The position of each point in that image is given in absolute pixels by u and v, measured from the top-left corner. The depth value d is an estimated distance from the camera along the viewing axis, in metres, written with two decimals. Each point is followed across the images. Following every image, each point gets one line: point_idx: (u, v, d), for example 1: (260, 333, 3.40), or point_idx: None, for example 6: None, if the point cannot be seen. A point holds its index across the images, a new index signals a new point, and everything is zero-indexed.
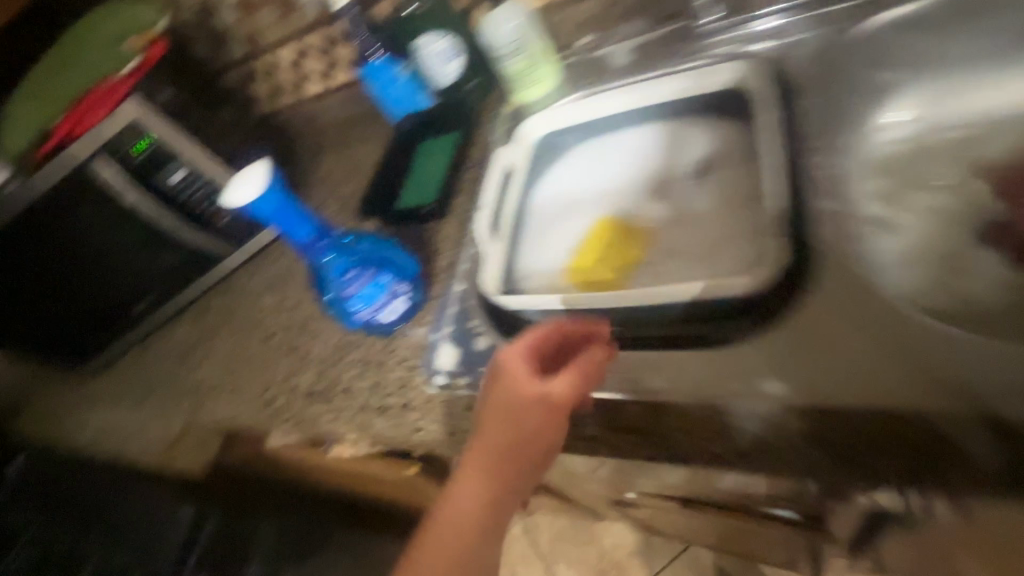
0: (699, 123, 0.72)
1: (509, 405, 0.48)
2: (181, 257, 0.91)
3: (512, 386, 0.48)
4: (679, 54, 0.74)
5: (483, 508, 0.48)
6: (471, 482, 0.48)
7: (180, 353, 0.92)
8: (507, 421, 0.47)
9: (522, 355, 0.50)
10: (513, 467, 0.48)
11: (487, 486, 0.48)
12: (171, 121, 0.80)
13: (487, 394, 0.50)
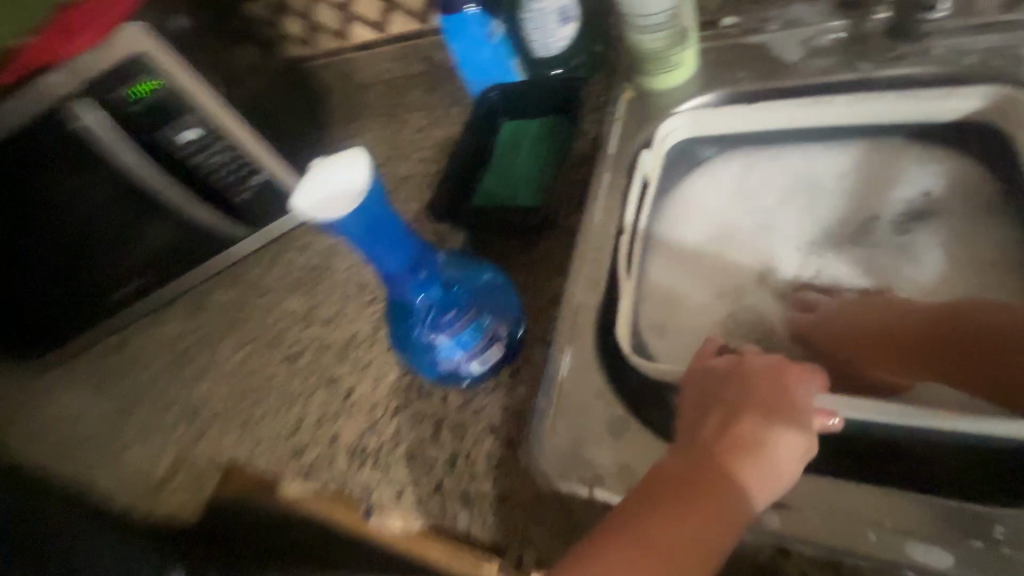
0: (915, 159, 0.59)
1: (759, 428, 0.40)
2: (180, 236, 0.71)
3: (775, 405, 0.41)
4: (880, 55, 0.58)
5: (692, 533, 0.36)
6: (689, 492, 0.38)
7: (170, 357, 0.73)
8: (754, 442, 0.40)
9: (783, 376, 0.43)
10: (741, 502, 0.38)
11: (703, 506, 0.37)
12: (187, 56, 0.59)
13: (719, 393, 0.43)
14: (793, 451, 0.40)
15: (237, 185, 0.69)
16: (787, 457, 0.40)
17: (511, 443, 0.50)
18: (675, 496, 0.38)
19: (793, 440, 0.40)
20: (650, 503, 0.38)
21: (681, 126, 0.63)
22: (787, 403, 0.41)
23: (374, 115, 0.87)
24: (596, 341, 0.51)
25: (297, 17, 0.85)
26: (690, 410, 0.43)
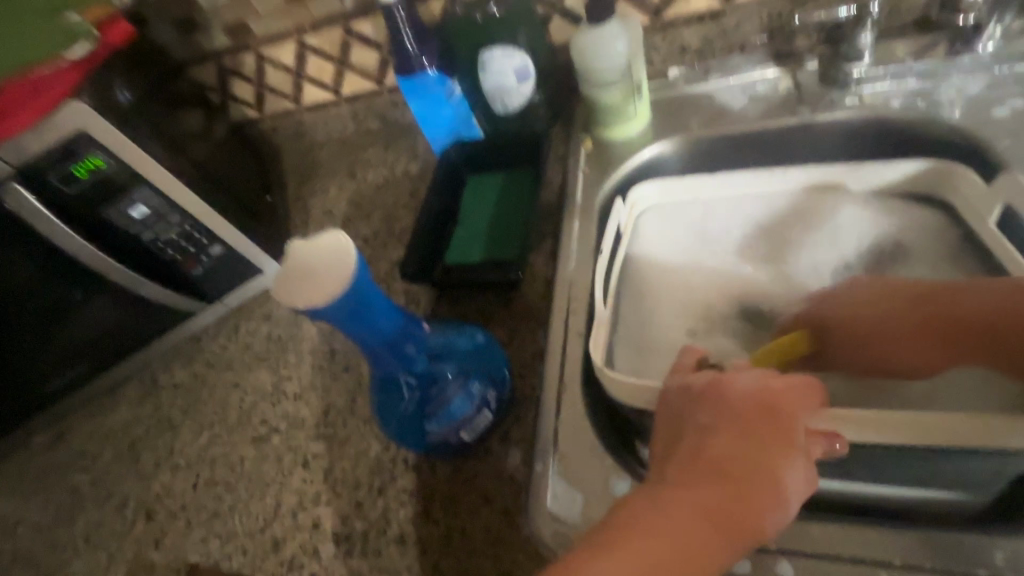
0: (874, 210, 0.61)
1: (742, 450, 0.36)
2: (130, 315, 0.66)
3: (758, 424, 0.37)
4: (817, 101, 0.62)
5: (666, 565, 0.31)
6: (659, 516, 0.33)
7: (120, 449, 0.66)
8: (736, 464, 0.35)
9: (766, 395, 0.38)
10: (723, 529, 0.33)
11: (675, 532, 0.32)
12: (129, 133, 0.55)
13: (697, 413, 0.38)
14: (783, 476, 0.35)
15: (191, 261, 0.65)
16: (780, 479, 0.35)
17: (510, 513, 0.48)
18: (644, 521, 0.33)
19: (781, 463, 0.35)
20: (618, 529, 0.33)
21: (651, 193, 0.66)
22: (772, 422, 0.37)
23: (332, 175, 0.86)
24: (585, 395, 0.51)
25: (246, 80, 0.83)
26: (666, 434, 0.39)
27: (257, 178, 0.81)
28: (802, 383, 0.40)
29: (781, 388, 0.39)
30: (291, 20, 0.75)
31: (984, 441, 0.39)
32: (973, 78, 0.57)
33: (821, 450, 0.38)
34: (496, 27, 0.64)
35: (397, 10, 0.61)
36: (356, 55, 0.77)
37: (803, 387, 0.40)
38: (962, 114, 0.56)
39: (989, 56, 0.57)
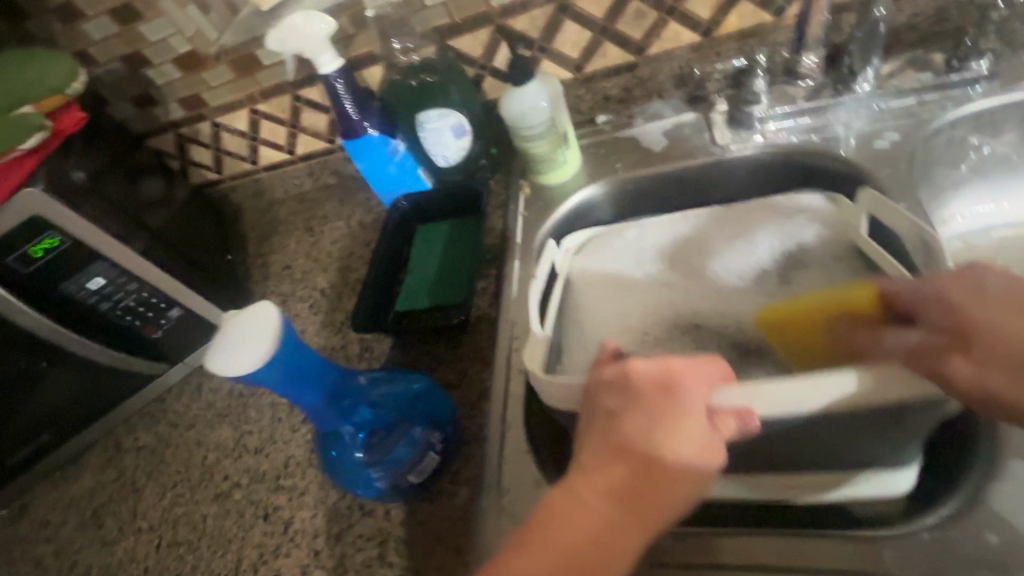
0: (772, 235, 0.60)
1: (643, 435, 0.36)
2: (90, 382, 0.67)
3: (657, 412, 0.37)
4: (726, 139, 0.68)
5: (579, 554, 0.35)
6: (574, 510, 0.36)
7: (84, 517, 0.67)
8: (642, 446, 0.36)
9: (668, 380, 0.37)
10: (632, 513, 0.36)
11: (585, 518, 0.36)
12: (82, 211, 0.58)
13: (605, 401, 0.38)
14: (686, 457, 0.36)
15: (151, 324, 0.67)
16: (688, 453, 0.36)
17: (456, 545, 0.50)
18: (562, 514, 0.37)
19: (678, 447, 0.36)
20: (538, 524, 0.37)
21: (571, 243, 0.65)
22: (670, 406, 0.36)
23: (291, 230, 0.89)
24: (527, 430, 0.54)
25: (203, 145, 0.86)
26: (584, 422, 0.40)
27: (218, 239, 0.83)
28: (709, 361, 0.38)
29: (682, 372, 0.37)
30: (240, 91, 0.79)
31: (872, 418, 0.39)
32: (855, 116, 0.64)
33: (730, 427, 0.37)
34: (433, 89, 0.70)
35: (335, 81, 0.66)
36: (307, 119, 0.82)
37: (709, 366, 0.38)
38: (849, 146, 0.63)
39: (868, 95, 0.64)
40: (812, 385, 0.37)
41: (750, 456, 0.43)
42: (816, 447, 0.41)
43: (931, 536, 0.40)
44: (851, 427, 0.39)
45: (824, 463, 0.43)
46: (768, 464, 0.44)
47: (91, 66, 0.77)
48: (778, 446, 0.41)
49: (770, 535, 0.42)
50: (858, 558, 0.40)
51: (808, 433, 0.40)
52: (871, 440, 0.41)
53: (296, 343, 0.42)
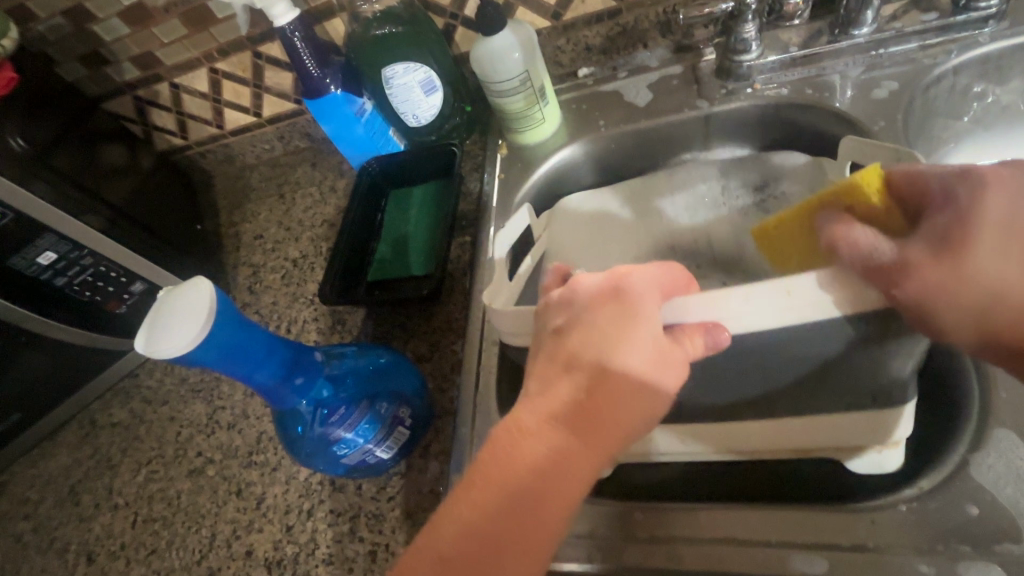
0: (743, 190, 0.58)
1: (593, 350, 0.33)
2: (56, 362, 0.65)
3: (603, 325, 0.34)
4: (714, 92, 0.64)
5: (531, 486, 0.32)
6: (524, 439, 0.32)
7: (61, 494, 0.66)
8: (589, 357, 0.33)
9: (616, 292, 0.34)
10: (588, 437, 0.32)
11: (536, 447, 0.32)
12: (24, 184, 0.54)
13: (551, 324, 0.36)
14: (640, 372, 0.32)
15: (113, 298, 0.65)
16: (640, 360, 0.32)
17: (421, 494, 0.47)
18: (510, 450, 0.33)
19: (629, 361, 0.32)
20: (486, 457, 0.33)
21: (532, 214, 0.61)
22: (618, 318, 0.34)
23: (262, 198, 0.85)
24: (499, 403, 0.52)
25: (164, 109, 0.81)
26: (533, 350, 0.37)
27: (186, 208, 0.79)
28: (661, 270, 0.36)
29: (632, 284, 0.35)
30: (196, 48, 0.73)
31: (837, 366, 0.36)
32: (850, 66, 0.60)
33: (700, 344, 0.34)
34: (402, 38, 0.64)
35: (292, 35, 0.60)
36: (270, 78, 0.76)
37: (661, 274, 0.36)
38: (844, 97, 0.58)
39: (865, 42, 0.59)
40: (782, 295, 0.33)
41: (706, 404, 0.41)
42: (778, 382, 0.38)
43: (908, 509, 0.38)
44: (812, 351, 0.35)
45: (795, 407, 0.40)
46: (727, 432, 0.44)
47: (31, 22, 0.70)
48: (735, 382, 0.39)
49: (747, 508, 0.41)
50: (836, 530, 0.38)
51: (784, 362, 0.36)
52: (845, 369, 0.36)
53: (234, 317, 0.41)
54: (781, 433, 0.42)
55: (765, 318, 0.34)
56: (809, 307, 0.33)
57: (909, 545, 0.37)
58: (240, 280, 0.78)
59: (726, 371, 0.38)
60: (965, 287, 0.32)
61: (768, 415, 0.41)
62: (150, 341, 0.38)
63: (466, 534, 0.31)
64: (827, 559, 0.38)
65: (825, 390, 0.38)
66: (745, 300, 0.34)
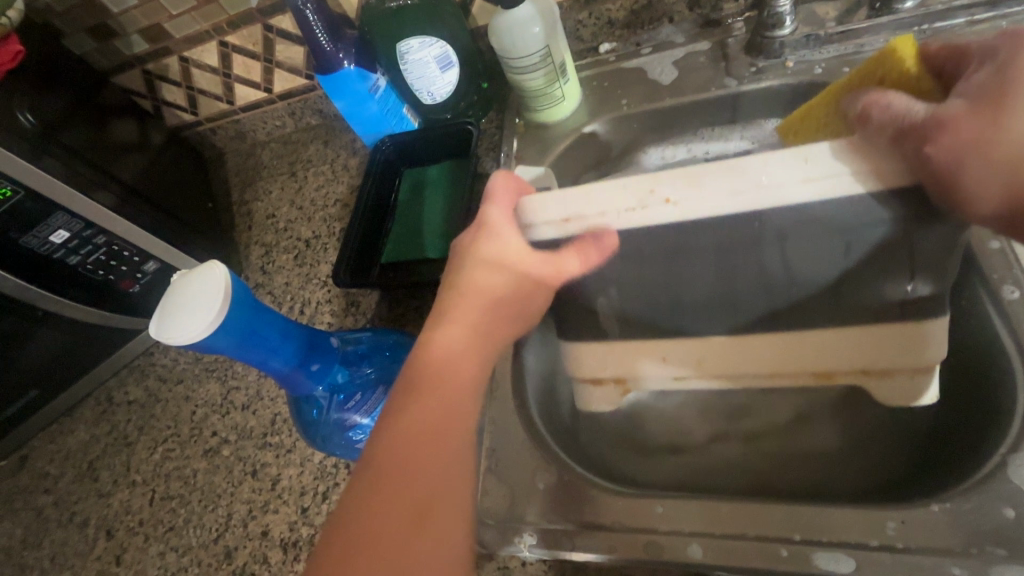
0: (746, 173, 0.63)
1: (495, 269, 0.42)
2: (71, 339, 0.65)
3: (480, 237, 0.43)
4: (744, 71, 0.61)
5: (444, 377, 0.39)
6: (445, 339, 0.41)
7: (80, 469, 0.67)
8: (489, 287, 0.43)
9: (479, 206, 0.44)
10: (487, 327, 0.43)
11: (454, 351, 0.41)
12: (34, 162, 0.53)
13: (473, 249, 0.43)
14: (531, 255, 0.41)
15: (126, 277, 0.65)
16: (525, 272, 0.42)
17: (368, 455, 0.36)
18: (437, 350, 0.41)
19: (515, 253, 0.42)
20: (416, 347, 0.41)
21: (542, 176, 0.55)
22: (490, 222, 0.42)
23: (275, 175, 0.84)
24: (515, 390, 0.52)
25: (174, 84, 0.79)
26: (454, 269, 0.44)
27: (198, 186, 0.78)
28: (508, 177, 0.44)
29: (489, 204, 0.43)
30: (205, 21, 0.71)
31: (845, 280, 0.41)
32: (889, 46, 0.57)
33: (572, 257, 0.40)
34: (419, 9, 0.61)
35: (304, 7, 0.58)
36: (281, 52, 0.74)
37: (508, 183, 0.44)
38: None
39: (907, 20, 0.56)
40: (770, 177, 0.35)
41: (737, 299, 0.44)
42: (804, 281, 0.41)
43: (940, 510, 0.37)
44: (831, 225, 0.37)
45: (824, 310, 0.43)
46: (739, 366, 0.49)
47: None
48: (757, 270, 0.41)
49: (771, 504, 0.40)
50: (864, 531, 0.38)
51: (791, 274, 0.41)
52: (868, 251, 0.38)
53: (247, 304, 0.40)
54: (801, 348, 0.46)
55: (783, 189, 0.35)
56: (829, 173, 0.34)
57: (941, 547, 0.36)
58: (252, 259, 0.77)
59: (733, 279, 0.42)
60: (992, 139, 0.31)
61: (795, 314, 0.44)
62: (166, 330, 0.38)
63: (415, 427, 0.36)
64: (853, 558, 0.37)
65: (855, 281, 0.41)
66: (762, 165, 0.36)
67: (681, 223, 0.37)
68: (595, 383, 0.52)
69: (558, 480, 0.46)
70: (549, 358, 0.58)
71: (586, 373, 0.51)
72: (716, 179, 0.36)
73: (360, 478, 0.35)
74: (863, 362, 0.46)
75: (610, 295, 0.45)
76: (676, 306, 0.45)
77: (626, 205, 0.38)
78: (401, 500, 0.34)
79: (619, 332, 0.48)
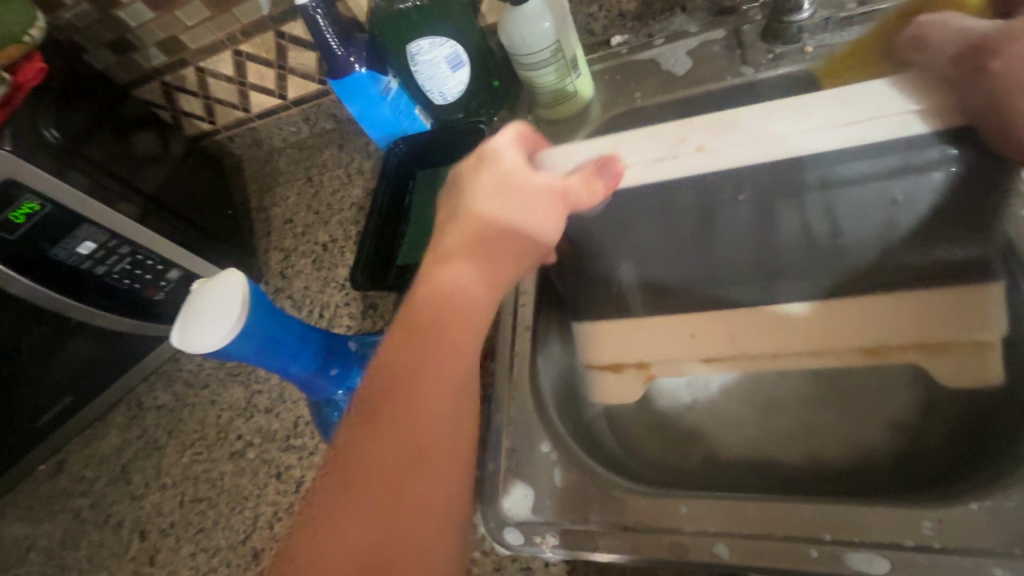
0: None
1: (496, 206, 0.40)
2: (101, 346, 0.67)
3: (474, 180, 0.41)
4: (761, 57, 0.59)
5: (439, 319, 0.37)
6: (446, 279, 0.39)
7: (114, 473, 0.69)
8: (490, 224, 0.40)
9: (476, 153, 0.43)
10: (488, 261, 0.40)
11: (453, 293, 0.38)
12: (60, 177, 0.54)
13: (476, 183, 0.41)
14: (528, 197, 0.40)
15: (151, 285, 0.66)
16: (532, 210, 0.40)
17: (363, 401, 0.35)
18: (436, 288, 0.39)
19: (510, 198, 0.40)
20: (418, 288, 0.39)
21: None
22: (486, 168, 0.41)
23: (291, 181, 0.85)
24: (534, 390, 0.51)
25: (192, 94, 0.81)
26: (453, 205, 0.42)
27: (218, 194, 0.79)
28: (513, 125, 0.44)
29: (490, 148, 0.42)
30: (219, 30, 0.72)
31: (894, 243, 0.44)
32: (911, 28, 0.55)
33: (586, 193, 0.41)
34: (428, 10, 0.61)
35: (314, 11, 0.58)
36: (294, 58, 0.74)
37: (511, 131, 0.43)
38: None
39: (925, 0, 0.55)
40: (806, 117, 0.38)
41: (773, 251, 0.47)
42: (842, 234, 0.44)
43: (980, 508, 0.36)
44: (871, 167, 0.40)
45: (862, 262, 0.46)
46: (783, 339, 0.51)
47: (58, 10, 0.70)
48: (799, 219, 0.44)
49: (797, 503, 0.39)
50: (901, 530, 0.36)
51: (828, 222, 0.44)
52: (909, 199, 0.41)
53: (265, 310, 0.41)
54: (844, 315, 0.48)
55: (824, 130, 0.38)
56: (871, 114, 0.37)
57: (984, 548, 0.35)
58: (272, 265, 0.79)
59: (773, 226, 0.45)
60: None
61: (834, 264, 0.47)
62: (187, 338, 0.39)
63: (405, 370, 0.35)
64: (888, 559, 0.36)
65: (898, 231, 0.43)
66: (802, 110, 0.38)
67: (716, 169, 0.40)
68: (616, 370, 0.55)
69: (579, 480, 0.46)
70: (568, 357, 0.57)
71: (608, 360, 0.54)
72: (750, 122, 0.39)
73: (356, 426, 0.35)
74: (915, 335, 0.47)
75: (631, 261, 0.48)
76: (715, 259, 0.48)
77: (657, 155, 0.41)
78: (396, 443, 0.33)
79: (642, 306, 0.51)
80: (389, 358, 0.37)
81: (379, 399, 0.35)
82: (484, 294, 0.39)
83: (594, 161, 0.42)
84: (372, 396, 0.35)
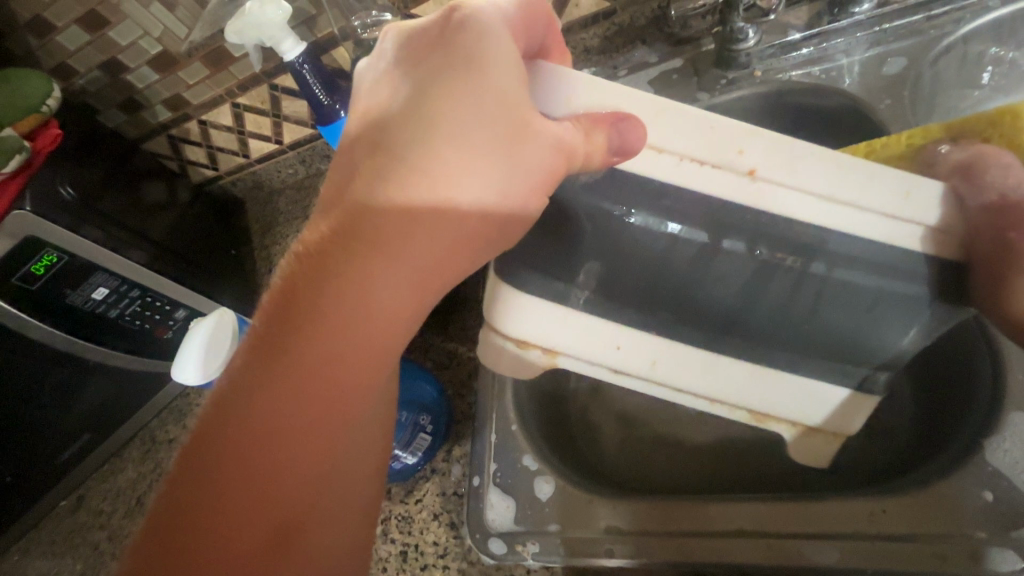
0: None
1: (440, 198, 0.35)
2: (117, 383, 0.72)
3: (432, 109, 0.35)
4: (714, 83, 0.64)
5: (338, 357, 0.36)
6: (360, 301, 0.35)
7: (130, 505, 0.73)
8: (419, 231, 0.35)
9: (447, 50, 0.37)
10: (415, 279, 0.36)
11: (359, 320, 0.36)
12: (77, 233, 0.59)
13: (455, 119, 0.35)
14: (464, 200, 0.36)
15: (159, 325, 0.71)
16: (473, 207, 0.36)
17: (221, 453, 0.36)
18: (340, 310, 0.35)
19: (443, 187, 0.35)
20: (330, 303, 0.35)
21: None
22: (456, 93, 0.35)
23: (290, 220, 0.91)
24: (515, 406, 0.54)
25: (195, 144, 0.86)
26: (408, 139, 0.35)
27: (220, 236, 0.85)
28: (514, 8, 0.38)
29: (484, 34, 0.36)
30: (217, 86, 0.77)
31: (852, 319, 0.43)
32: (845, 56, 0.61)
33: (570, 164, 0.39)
34: None
35: (300, 66, 0.63)
36: (288, 106, 0.80)
37: (500, 16, 0.37)
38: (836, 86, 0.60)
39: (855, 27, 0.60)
40: (866, 177, 0.41)
41: (742, 315, 0.46)
42: (816, 307, 0.44)
43: (901, 503, 0.44)
44: (879, 261, 0.42)
45: (811, 334, 0.45)
46: (691, 386, 0.49)
47: (72, 78, 0.76)
48: (795, 277, 0.43)
49: (754, 502, 0.46)
50: (846, 519, 0.44)
51: (813, 292, 0.43)
52: (888, 303, 0.42)
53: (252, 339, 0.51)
54: (726, 376, 0.48)
55: (872, 207, 0.41)
56: (919, 213, 0.41)
57: (921, 530, 0.43)
58: None
59: (760, 280, 0.44)
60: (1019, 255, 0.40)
61: (785, 335, 0.46)
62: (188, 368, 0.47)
63: (284, 416, 0.36)
64: (836, 549, 0.43)
65: (861, 345, 0.44)
66: (871, 180, 0.41)
67: (746, 206, 0.42)
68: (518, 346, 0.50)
69: (560, 490, 0.49)
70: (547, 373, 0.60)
71: (512, 333, 0.50)
72: (810, 166, 0.41)
73: (207, 476, 0.35)
74: (793, 412, 0.48)
75: (598, 263, 0.46)
76: (686, 298, 0.46)
77: (703, 157, 0.42)
78: (272, 496, 0.36)
79: (583, 303, 0.48)
80: (250, 400, 0.36)
81: (256, 444, 0.35)
82: (405, 319, 0.37)
83: (611, 112, 0.40)
84: (240, 436, 0.36)
